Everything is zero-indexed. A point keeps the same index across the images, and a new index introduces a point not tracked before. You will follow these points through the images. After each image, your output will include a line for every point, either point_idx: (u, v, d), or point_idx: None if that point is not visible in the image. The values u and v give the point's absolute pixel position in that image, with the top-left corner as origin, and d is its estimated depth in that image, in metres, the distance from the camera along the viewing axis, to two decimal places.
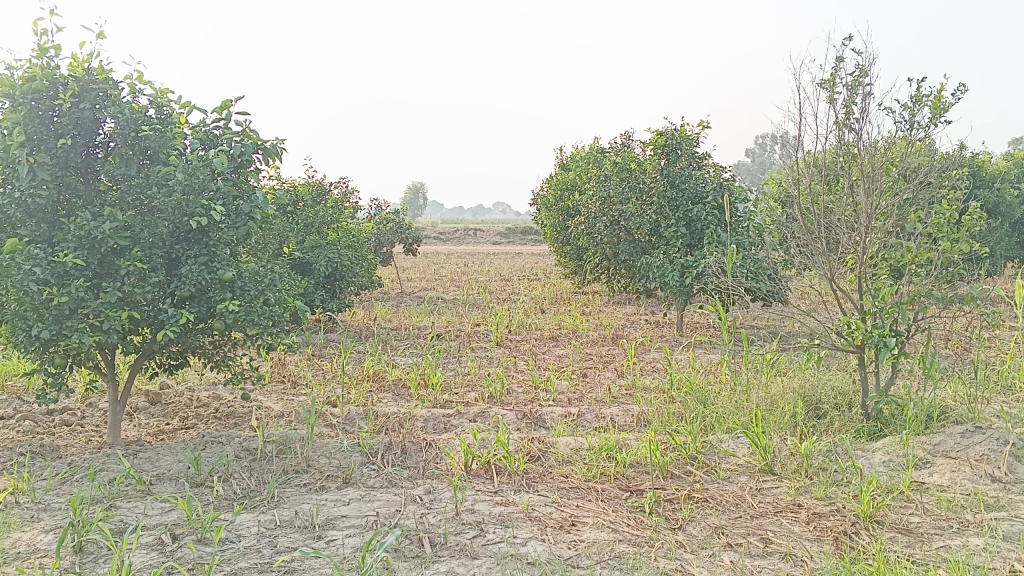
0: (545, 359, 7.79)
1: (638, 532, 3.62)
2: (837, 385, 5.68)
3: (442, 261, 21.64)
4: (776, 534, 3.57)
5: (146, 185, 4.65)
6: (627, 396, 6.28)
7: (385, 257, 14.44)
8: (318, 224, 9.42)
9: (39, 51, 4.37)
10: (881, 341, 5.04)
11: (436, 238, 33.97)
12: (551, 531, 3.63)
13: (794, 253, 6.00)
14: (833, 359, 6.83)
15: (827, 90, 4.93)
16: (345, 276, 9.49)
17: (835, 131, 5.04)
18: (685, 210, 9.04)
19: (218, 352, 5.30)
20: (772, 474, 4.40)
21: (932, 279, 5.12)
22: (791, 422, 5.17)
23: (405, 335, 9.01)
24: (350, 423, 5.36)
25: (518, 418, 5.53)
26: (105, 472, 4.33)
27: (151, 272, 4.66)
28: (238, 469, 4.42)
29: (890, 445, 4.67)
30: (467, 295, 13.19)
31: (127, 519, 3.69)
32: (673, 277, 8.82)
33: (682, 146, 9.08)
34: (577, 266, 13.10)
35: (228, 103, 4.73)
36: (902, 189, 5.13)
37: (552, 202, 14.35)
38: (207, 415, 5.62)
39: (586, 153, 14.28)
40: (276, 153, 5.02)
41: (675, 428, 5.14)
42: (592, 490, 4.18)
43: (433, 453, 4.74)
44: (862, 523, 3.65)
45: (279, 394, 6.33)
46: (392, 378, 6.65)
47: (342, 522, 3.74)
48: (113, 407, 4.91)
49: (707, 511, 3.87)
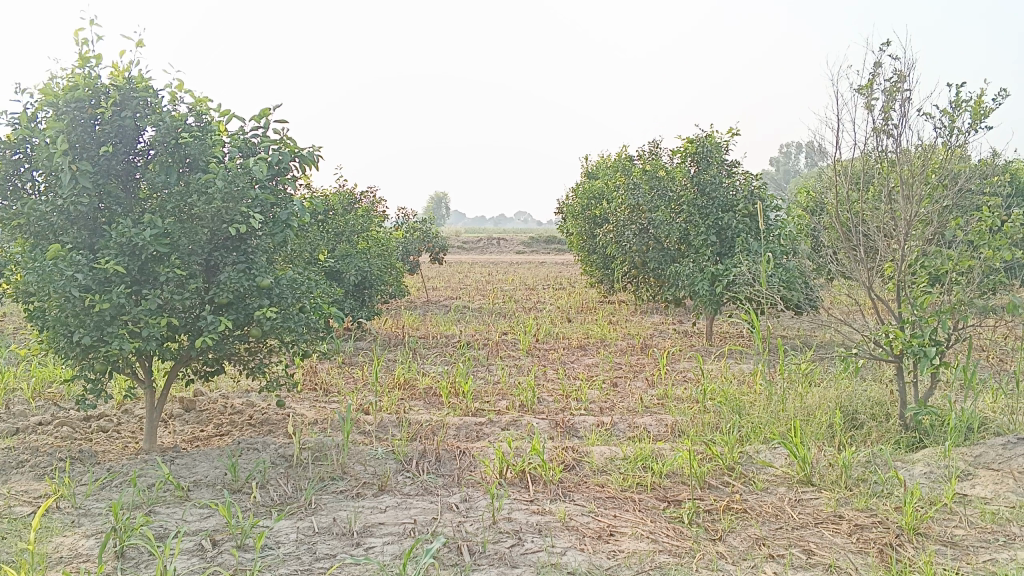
0: (575, 368, 7.78)
1: (678, 542, 3.59)
2: (873, 396, 5.62)
3: (467, 271, 21.72)
4: (819, 547, 3.52)
5: (186, 193, 4.69)
6: (659, 405, 6.25)
7: (412, 266, 14.50)
8: (348, 233, 9.49)
9: (81, 60, 4.46)
10: (921, 350, 4.94)
11: (460, 248, 34.08)
12: (589, 541, 3.61)
13: (829, 261, 5.94)
14: (867, 369, 6.76)
15: (864, 96, 4.90)
16: (374, 285, 9.54)
17: (873, 138, 5.00)
18: (715, 218, 9.00)
19: (253, 359, 5.34)
20: (811, 485, 4.35)
21: (973, 289, 5.03)
22: (828, 432, 5.12)
23: (433, 344, 9.03)
24: (383, 431, 5.38)
25: (551, 427, 5.51)
26: (144, 478, 4.37)
27: (190, 280, 4.71)
28: (274, 475, 4.44)
29: (931, 456, 4.60)
30: (493, 304, 13.21)
31: (167, 524, 3.72)
32: (703, 286, 8.79)
33: (712, 153, 9.03)
34: (604, 275, 13.09)
35: (266, 111, 4.78)
36: (941, 196, 5.07)
37: (578, 212, 14.33)
38: (241, 422, 5.67)
39: (612, 161, 14.27)
40: (312, 160, 5.06)
41: (710, 438, 5.10)
42: (629, 500, 4.15)
43: (467, 461, 4.73)
44: (906, 536, 3.59)
45: (311, 401, 6.36)
46: (423, 386, 6.66)
47: (380, 529, 3.74)
48: (150, 413, 4.97)
49: (747, 522, 3.83)
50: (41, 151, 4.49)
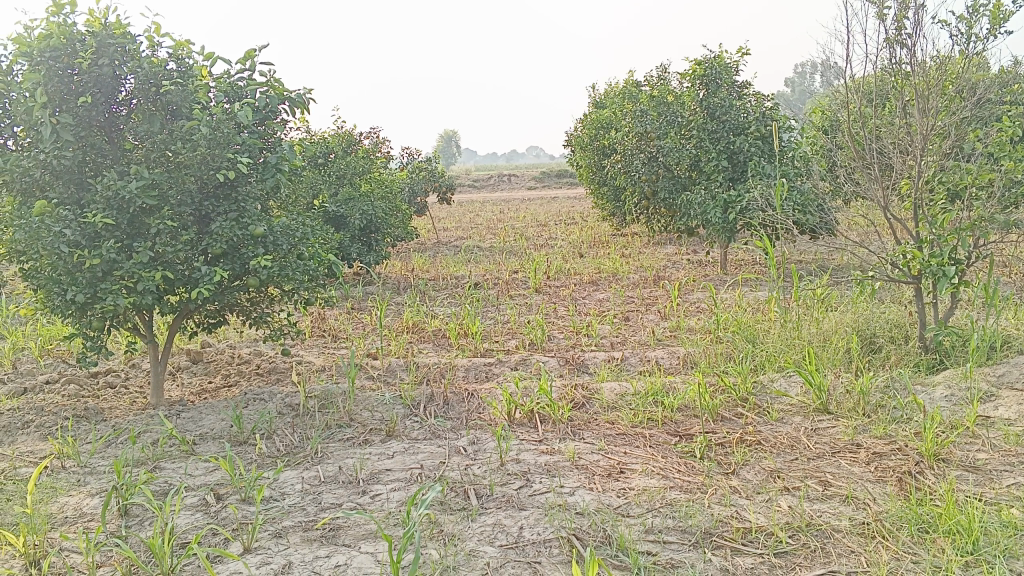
0: (586, 303, 7.65)
1: (690, 478, 3.50)
2: (892, 319, 5.47)
3: (478, 209, 21.48)
4: (836, 476, 3.42)
5: (170, 141, 4.53)
6: (672, 337, 6.14)
7: (420, 208, 14.32)
8: (350, 175, 9.33)
9: (55, 6, 4.25)
10: (940, 269, 4.76)
11: (472, 187, 33.74)
12: (599, 479, 3.53)
13: (844, 182, 5.72)
14: (885, 291, 6.58)
15: (876, 5, 4.62)
16: (381, 228, 9.40)
17: (886, 49, 4.74)
18: (726, 143, 8.72)
19: (255, 309, 5.25)
20: (827, 413, 4.24)
21: (995, 203, 4.81)
22: (845, 358, 4.98)
23: (442, 285, 8.93)
24: (391, 375, 5.31)
25: (561, 365, 5.42)
26: (149, 433, 4.33)
27: (182, 231, 4.58)
28: (280, 425, 4.38)
29: (952, 378, 4.46)
30: (504, 242, 13.06)
31: (171, 480, 3.67)
32: (715, 213, 8.58)
33: (721, 75, 8.69)
34: (616, 207, 12.87)
35: (252, 52, 4.58)
36: (960, 108, 4.81)
37: (586, 143, 14.01)
38: (248, 372, 5.62)
39: (620, 89, 13.87)
40: (301, 102, 4.87)
41: (723, 369, 5.00)
42: (640, 436, 4.06)
43: (475, 403, 4.65)
44: (927, 462, 3.47)
45: (320, 348, 6.30)
46: (432, 328, 6.58)
47: (386, 476, 3.68)
48: (154, 368, 4.91)
49: (761, 454, 3.74)
50: (19, 104, 4.32)
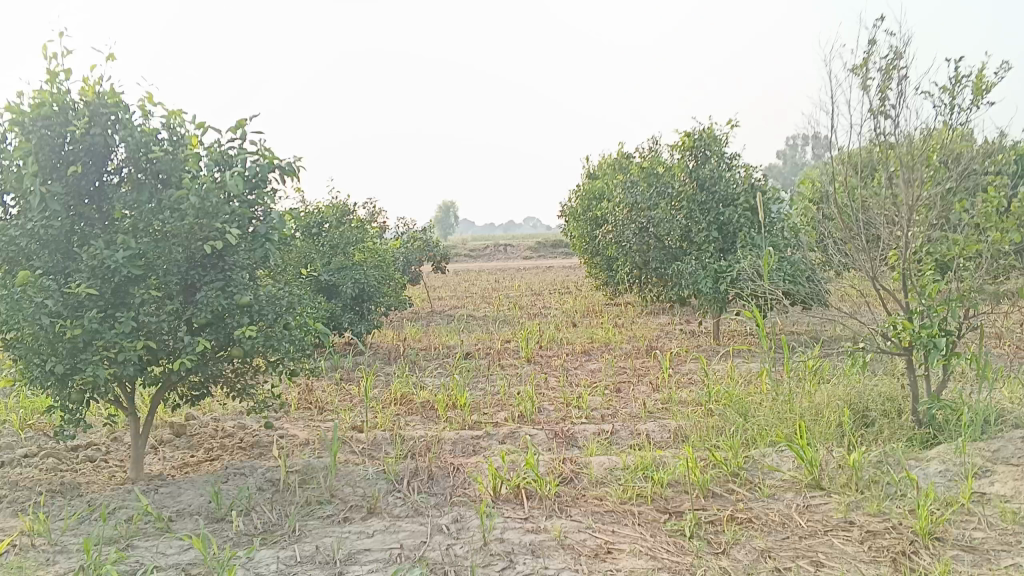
0: (577, 374, 7.58)
1: (678, 558, 3.39)
2: (884, 392, 5.41)
3: (473, 279, 21.53)
4: (828, 557, 3.31)
5: (159, 211, 4.54)
6: (663, 410, 6.05)
7: (414, 277, 14.36)
8: (344, 245, 9.36)
9: (50, 76, 4.32)
10: (930, 341, 4.72)
11: (467, 256, 33.91)
12: (585, 560, 3.41)
13: (832, 253, 5.73)
14: (878, 362, 6.53)
15: (860, 77, 4.70)
16: (373, 297, 9.39)
17: (871, 120, 4.80)
18: (716, 214, 8.78)
19: (240, 380, 5.17)
20: (820, 489, 4.14)
21: (983, 275, 4.81)
22: (837, 432, 4.90)
23: (433, 355, 8.87)
24: (376, 449, 5.21)
25: (550, 438, 5.32)
26: (124, 510, 4.21)
27: (167, 301, 4.55)
28: (259, 501, 4.27)
29: (946, 453, 4.38)
30: (497, 311, 13.03)
31: (142, 560, 3.55)
32: (706, 284, 8.58)
33: (709, 147, 8.85)
34: (609, 277, 12.90)
35: (244, 121, 4.63)
36: (945, 180, 4.84)
37: (580, 214, 14.14)
38: (231, 445, 5.51)
39: (613, 160, 14.07)
40: (292, 171, 4.90)
41: (714, 443, 4.91)
42: (628, 513, 3.96)
43: (461, 478, 4.55)
44: (922, 542, 3.37)
45: (306, 421, 6.20)
46: (420, 400, 6.49)
47: (365, 556, 3.56)
48: (134, 441, 4.81)
49: (752, 533, 3.63)
50: (10, 173, 4.35)
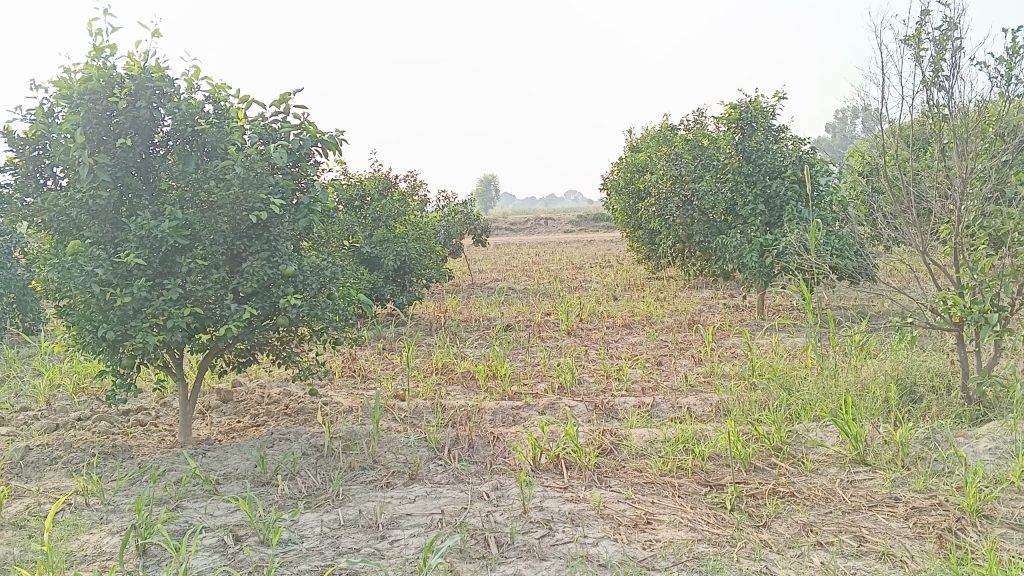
0: (618, 347, 7.55)
1: (718, 530, 3.38)
2: (933, 368, 5.30)
3: (514, 252, 21.53)
4: (871, 532, 3.27)
5: (204, 182, 4.56)
6: (705, 383, 6.01)
7: (455, 250, 14.40)
8: (386, 218, 9.40)
9: (96, 50, 4.37)
10: (983, 316, 4.60)
11: (509, 230, 33.89)
12: (624, 530, 3.42)
13: (882, 226, 5.60)
14: (927, 338, 6.38)
15: (913, 47, 4.56)
16: (414, 269, 9.45)
17: (923, 91, 4.66)
18: (762, 186, 8.59)
19: (285, 348, 5.26)
20: (864, 464, 4.09)
21: None
22: (884, 408, 4.82)
23: (474, 327, 8.91)
24: (417, 417, 5.27)
25: (589, 410, 5.32)
26: (174, 472, 4.32)
27: (214, 270, 4.62)
28: (303, 466, 4.35)
29: (996, 430, 4.28)
30: (538, 284, 13.02)
31: (191, 520, 3.65)
32: (751, 258, 8.46)
33: (757, 119, 8.59)
34: (651, 250, 12.79)
35: (287, 95, 4.67)
36: (1002, 151, 4.68)
37: (622, 187, 14.00)
38: (276, 412, 5.61)
39: (656, 132, 13.88)
40: (335, 144, 4.93)
41: (757, 417, 4.86)
42: (667, 485, 3.95)
43: (501, 447, 4.58)
44: (968, 519, 3.31)
45: (348, 389, 6.28)
46: (461, 370, 6.54)
47: (406, 521, 3.62)
48: (183, 406, 4.92)
49: (793, 507, 3.60)
50: (59, 146, 4.43)
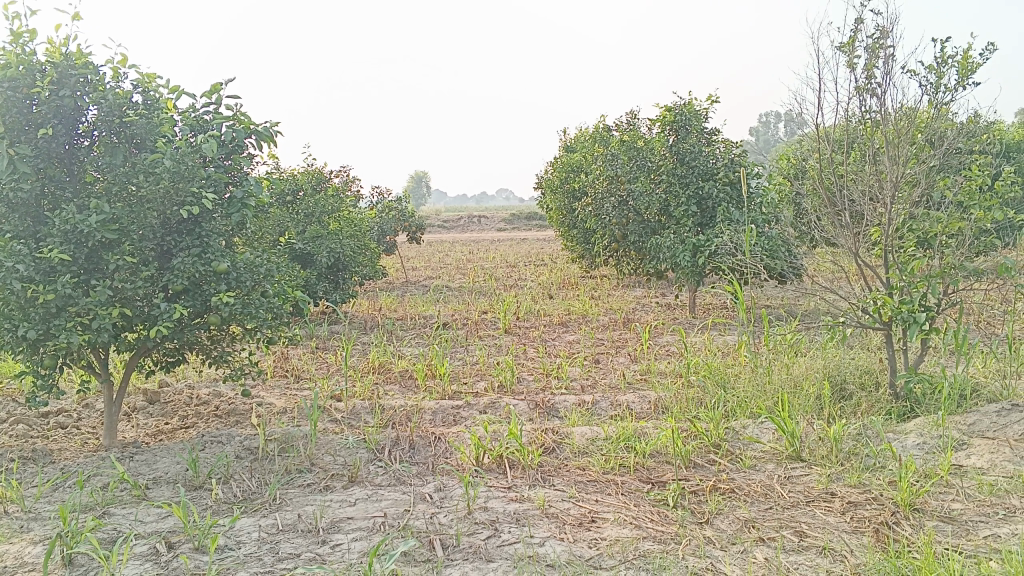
0: (556, 345, 7.57)
1: (663, 527, 3.40)
2: (861, 365, 5.46)
3: (448, 249, 21.44)
4: (811, 527, 3.34)
5: (133, 175, 4.39)
6: (642, 381, 6.08)
7: (389, 247, 14.23)
8: (319, 214, 9.20)
9: (14, 36, 4.14)
10: (910, 316, 4.75)
11: (441, 227, 33.73)
12: (570, 529, 3.41)
13: (813, 228, 5.75)
14: (854, 337, 6.59)
15: (847, 55, 4.68)
16: (348, 266, 9.30)
17: (856, 98, 4.80)
18: (695, 188, 8.76)
19: (216, 347, 5.09)
20: (800, 460, 4.18)
21: (964, 251, 4.85)
22: (816, 405, 4.95)
23: (410, 325, 8.81)
24: (355, 418, 5.17)
25: (531, 408, 5.31)
26: (99, 478, 4.13)
27: (142, 267, 4.44)
28: (237, 469, 4.21)
29: (923, 426, 4.44)
30: (473, 282, 12.98)
31: (120, 528, 3.49)
32: (684, 257, 8.58)
33: (691, 121, 8.76)
34: (586, 249, 12.90)
35: (218, 86, 4.49)
36: (929, 157, 4.85)
37: (556, 186, 14.06)
38: (206, 413, 5.43)
39: (591, 132, 13.98)
40: (270, 137, 4.77)
41: (695, 414, 4.92)
42: (611, 483, 3.96)
43: (442, 448, 4.52)
44: (902, 513, 3.41)
45: (281, 389, 6.13)
46: (398, 369, 6.45)
47: (348, 525, 3.53)
48: (108, 408, 4.72)
49: (735, 503, 3.65)
50: None
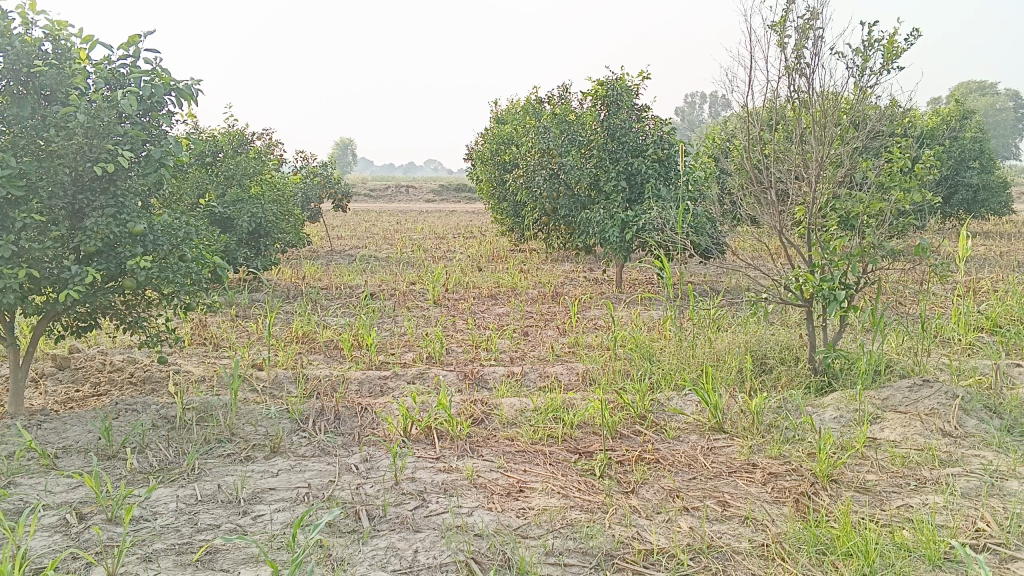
0: (485, 317, 7.54)
1: (590, 497, 3.42)
2: (782, 341, 5.61)
3: (374, 219, 21.17)
4: (734, 497, 3.41)
5: (42, 128, 4.12)
6: (570, 353, 6.11)
7: (313, 214, 13.91)
8: (240, 176, 8.89)
9: None
10: (831, 293, 4.88)
11: (368, 196, 33.25)
12: (498, 499, 3.40)
13: (740, 206, 5.84)
14: (775, 313, 6.76)
15: (778, 34, 4.74)
16: (271, 232, 9.05)
17: (785, 77, 4.87)
18: (625, 163, 8.80)
19: (131, 312, 4.87)
20: (722, 432, 4.27)
21: (883, 232, 5.00)
22: (738, 378, 5.06)
23: (336, 294, 8.66)
24: (278, 387, 5.05)
25: (459, 379, 5.28)
26: (4, 446, 3.92)
27: (52, 226, 4.20)
28: (154, 438, 4.05)
29: (840, 400, 4.59)
30: (401, 253, 12.83)
31: (26, 498, 3.32)
32: (613, 233, 8.59)
33: (622, 97, 8.78)
34: (515, 222, 12.88)
35: (136, 38, 4.26)
36: (853, 139, 4.97)
37: (487, 157, 13.97)
38: (121, 380, 5.22)
39: (522, 104, 13.92)
40: (190, 94, 4.56)
41: (622, 386, 4.97)
42: (539, 453, 3.97)
43: (369, 419, 4.46)
44: (820, 483, 3.52)
45: (200, 357, 5.94)
46: (324, 339, 6.33)
47: (269, 496, 3.44)
48: (14, 374, 4.48)
49: (660, 473, 3.70)
50: None
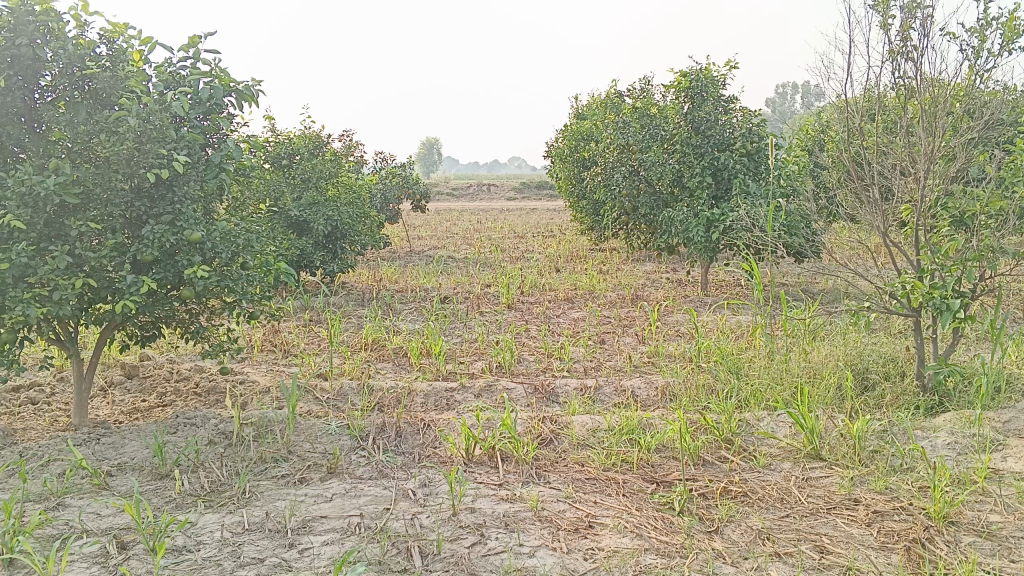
0: (561, 323, 7.21)
1: (667, 537, 3.06)
2: (886, 353, 5.08)
3: (455, 218, 21.05)
4: (833, 541, 3.00)
5: (96, 135, 4.00)
6: (649, 363, 5.72)
7: (392, 215, 13.83)
8: (315, 179, 8.79)
9: None
10: (944, 303, 4.35)
11: (450, 195, 33.29)
12: (564, 536, 3.08)
13: (838, 204, 5.33)
14: (876, 320, 6.20)
15: (880, 14, 4.25)
16: (346, 235, 8.93)
17: (889, 62, 4.37)
18: (710, 159, 8.31)
19: (193, 322, 4.74)
20: (819, 459, 3.83)
21: (1005, 232, 4.43)
22: (836, 396, 4.58)
23: (410, 298, 8.47)
24: (341, 400, 4.85)
25: (530, 392, 4.97)
26: (60, 462, 3.82)
27: (109, 235, 4.08)
28: (208, 457, 3.89)
29: (955, 423, 4.08)
30: (479, 253, 12.59)
31: (70, 524, 3.18)
32: (697, 232, 8.12)
33: (708, 88, 8.29)
34: (596, 221, 12.47)
35: (194, 40, 4.10)
36: (968, 128, 4.42)
37: (566, 154, 13.59)
38: (186, 390, 5.12)
39: (602, 99, 13.46)
40: (250, 96, 4.39)
41: (705, 404, 4.57)
42: (612, 482, 3.62)
43: (431, 437, 4.20)
44: (935, 527, 3.06)
45: (268, 365, 5.81)
46: (393, 347, 6.12)
47: (320, 525, 3.21)
48: (77, 386, 4.39)
49: (748, 509, 3.31)
50: None
